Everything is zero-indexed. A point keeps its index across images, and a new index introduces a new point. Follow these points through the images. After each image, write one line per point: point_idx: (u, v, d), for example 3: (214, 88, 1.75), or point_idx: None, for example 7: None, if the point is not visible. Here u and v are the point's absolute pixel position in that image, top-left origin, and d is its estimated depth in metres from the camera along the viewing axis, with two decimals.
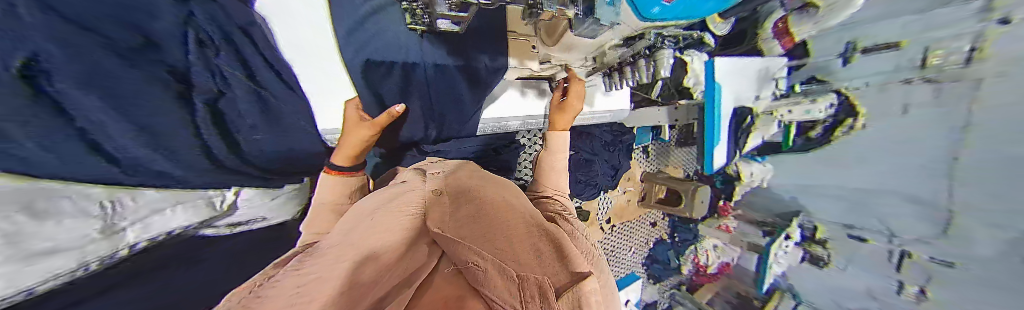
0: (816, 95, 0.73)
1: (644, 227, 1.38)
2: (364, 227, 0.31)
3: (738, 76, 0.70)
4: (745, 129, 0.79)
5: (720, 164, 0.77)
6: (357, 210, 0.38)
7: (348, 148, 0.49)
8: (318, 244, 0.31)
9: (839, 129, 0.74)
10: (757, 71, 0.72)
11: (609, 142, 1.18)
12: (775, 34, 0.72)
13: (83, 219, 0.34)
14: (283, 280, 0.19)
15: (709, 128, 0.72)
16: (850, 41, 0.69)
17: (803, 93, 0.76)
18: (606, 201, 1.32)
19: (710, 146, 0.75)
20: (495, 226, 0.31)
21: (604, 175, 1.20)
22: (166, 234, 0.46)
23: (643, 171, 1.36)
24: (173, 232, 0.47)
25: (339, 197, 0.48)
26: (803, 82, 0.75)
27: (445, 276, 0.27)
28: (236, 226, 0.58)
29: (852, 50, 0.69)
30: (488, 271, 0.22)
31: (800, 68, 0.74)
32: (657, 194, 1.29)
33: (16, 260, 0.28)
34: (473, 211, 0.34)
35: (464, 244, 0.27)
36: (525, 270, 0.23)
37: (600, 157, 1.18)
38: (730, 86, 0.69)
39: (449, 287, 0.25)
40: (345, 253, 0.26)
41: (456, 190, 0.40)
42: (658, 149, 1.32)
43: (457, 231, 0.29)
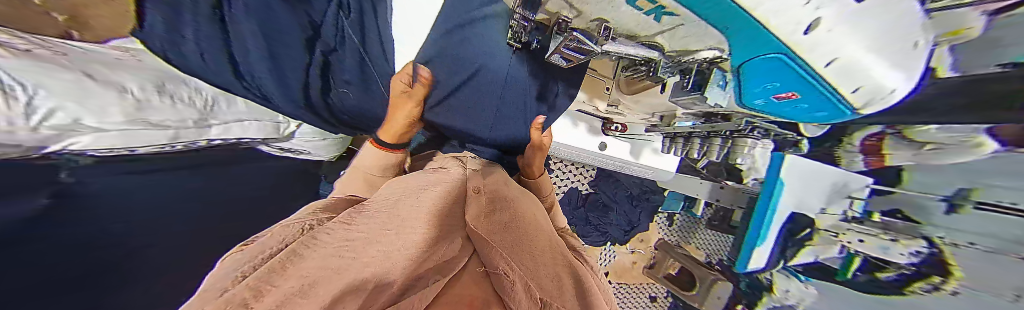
0: (900, 235, 0.56)
1: (642, 298, 1.26)
2: (409, 205, 0.33)
3: (808, 182, 0.61)
4: (796, 240, 0.69)
5: (756, 267, 0.69)
6: (402, 187, 0.40)
7: (393, 127, 0.52)
8: (365, 209, 0.34)
9: (920, 285, 0.52)
10: (830, 183, 0.61)
11: (635, 196, 1.12)
12: (864, 152, 0.64)
13: (187, 107, 0.41)
14: (311, 264, 0.19)
15: (756, 226, 0.65)
16: (966, 185, 0.44)
17: (883, 225, 0.59)
18: (611, 253, 1.24)
19: (751, 245, 0.66)
20: (524, 245, 0.32)
21: (617, 226, 1.13)
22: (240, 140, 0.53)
23: (660, 237, 1.26)
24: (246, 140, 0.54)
25: (374, 168, 0.48)
26: (896, 214, 0.56)
27: (472, 274, 0.23)
28: (285, 150, 0.65)
29: (966, 197, 0.44)
30: (517, 284, 0.21)
31: (892, 197, 0.57)
32: (668, 268, 1.20)
33: (135, 123, 0.35)
34: (503, 222, 0.35)
35: (495, 250, 0.27)
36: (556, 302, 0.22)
37: (620, 207, 1.11)
38: (795, 189, 0.62)
39: (474, 287, 0.20)
40: (391, 231, 0.27)
41: (491, 195, 0.42)
42: (685, 220, 1.23)
43: (491, 235, 0.30)
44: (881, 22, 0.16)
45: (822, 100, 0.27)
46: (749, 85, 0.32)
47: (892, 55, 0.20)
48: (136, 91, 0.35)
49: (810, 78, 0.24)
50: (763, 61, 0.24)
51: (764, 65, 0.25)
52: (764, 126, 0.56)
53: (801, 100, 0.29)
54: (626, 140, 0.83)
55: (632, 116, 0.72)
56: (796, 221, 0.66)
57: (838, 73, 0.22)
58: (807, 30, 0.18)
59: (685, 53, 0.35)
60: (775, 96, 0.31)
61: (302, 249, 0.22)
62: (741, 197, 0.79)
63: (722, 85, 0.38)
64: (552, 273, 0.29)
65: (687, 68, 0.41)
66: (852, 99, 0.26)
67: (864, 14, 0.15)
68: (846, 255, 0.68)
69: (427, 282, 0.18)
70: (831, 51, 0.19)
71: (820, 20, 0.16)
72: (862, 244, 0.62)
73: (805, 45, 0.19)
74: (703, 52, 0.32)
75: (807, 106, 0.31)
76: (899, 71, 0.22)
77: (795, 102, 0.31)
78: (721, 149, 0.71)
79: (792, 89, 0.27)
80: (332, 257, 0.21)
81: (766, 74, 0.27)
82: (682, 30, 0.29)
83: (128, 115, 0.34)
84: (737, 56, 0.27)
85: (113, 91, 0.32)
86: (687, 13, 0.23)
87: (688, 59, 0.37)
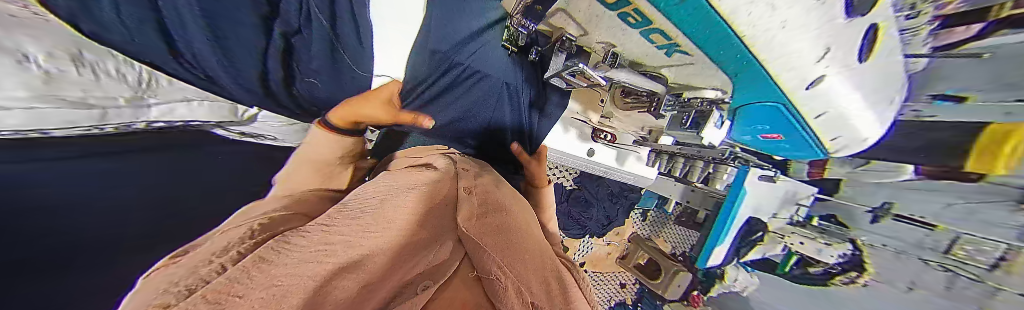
0: (833, 238, 0.65)
1: (612, 285, 1.37)
2: (395, 206, 0.31)
3: (766, 192, 0.67)
4: (749, 240, 0.77)
5: (714, 263, 0.78)
6: (389, 186, 0.38)
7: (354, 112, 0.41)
8: (345, 209, 0.31)
9: (838, 278, 0.68)
10: (782, 194, 0.67)
11: (614, 193, 1.18)
12: (810, 163, 0.64)
13: (113, 81, 0.36)
14: (282, 267, 0.15)
15: (719, 229, 0.71)
16: (889, 200, 0.56)
17: (820, 229, 0.68)
18: (588, 245, 1.31)
19: (711, 244, 0.73)
20: (515, 249, 0.31)
21: (596, 221, 1.18)
22: (184, 123, 0.48)
23: (633, 231, 1.33)
24: (191, 124, 0.49)
25: (328, 159, 0.41)
26: (830, 219, 0.68)
27: (463, 277, 0.22)
28: (245, 135, 0.61)
29: (888, 210, 0.57)
30: (509, 289, 0.20)
31: (826, 203, 0.67)
32: (637, 258, 1.28)
33: (45, 100, 0.30)
34: (496, 224, 0.35)
35: (488, 254, 0.26)
36: (544, 305, 0.22)
37: (600, 203, 1.17)
38: (754, 198, 0.67)
39: (467, 291, 0.20)
40: (374, 233, 0.25)
41: (482, 196, 0.42)
42: (656, 216, 1.30)
43: (483, 237, 0.29)
44: (861, 80, 0.23)
45: (806, 142, 0.34)
46: (744, 124, 0.38)
47: (864, 110, 0.27)
48: (42, 60, 0.29)
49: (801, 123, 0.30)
50: (760, 107, 0.30)
51: (758, 110, 0.32)
52: (742, 156, 0.67)
53: (785, 140, 0.36)
54: (613, 148, 0.83)
55: (624, 128, 0.73)
56: (754, 223, 0.73)
57: (825, 122, 0.28)
58: (812, 85, 0.23)
59: (688, 89, 0.37)
60: (764, 135, 0.38)
61: (270, 252, 0.18)
62: (708, 202, 0.83)
63: (719, 124, 0.36)
64: (541, 277, 0.29)
65: (688, 109, 0.40)
66: (830, 145, 0.34)
67: (849, 74, 0.21)
68: (787, 252, 0.79)
69: (415, 289, 0.17)
70: (823, 103, 0.25)
71: (823, 75, 0.21)
72: (801, 246, 0.69)
73: (804, 97, 0.25)
74: (709, 91, 0.35)
75: (789, 146, 0.38)
76: (868, 125, 0.30)
77: (779, 142, 0.38)
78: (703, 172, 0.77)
79: (778, 132, 0.34)
80: (306, 262, 0.17)
81: (760, 119, 0.34)
82: (692, 68, 0.31)
83: (36, 90, 0.29)
84: (737, 101, 0.33)
85: (7, 59, 0.26)
86: (698, 53, 0.26)
87: (690, 97, 0.38)
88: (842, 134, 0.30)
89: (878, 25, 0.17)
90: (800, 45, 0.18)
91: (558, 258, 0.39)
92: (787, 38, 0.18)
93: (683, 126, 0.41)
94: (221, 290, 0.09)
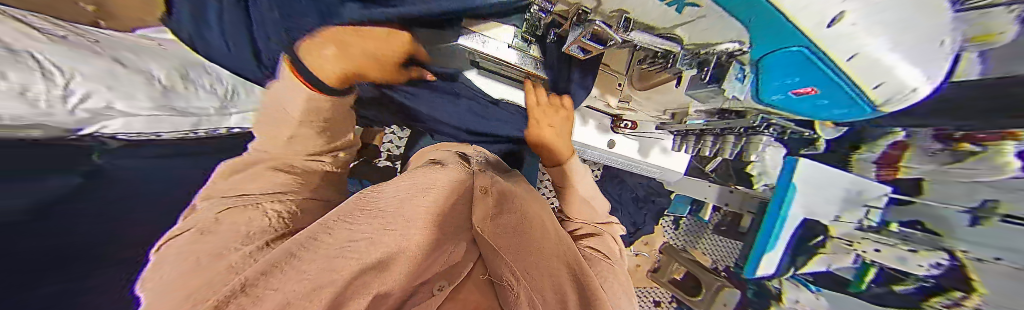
0: (919, 245, 0.50)
1: (644, 302, 1.23)
2: (419, 189, 0.32)
3: (818, 186, 0.57)
4: (807, 246, 0.65)
5: (764, 273, 0.68)
6: (404, 184, 0.38)
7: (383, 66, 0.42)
8: (373, 201, 0.33)
9: (938, 300, 0.49)
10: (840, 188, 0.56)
11: (640, 197, 1.11)
12: (878, 162, 0.55)
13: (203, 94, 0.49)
14: (312, 265, 0.18)
15: (766, 231, 0.63)
16: (994, 197, 0.38)
17: (902, 236, 0.53)
18: None
19: (760, 250, 0.64)
20: (530, 251, 0.32)
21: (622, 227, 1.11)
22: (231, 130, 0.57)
23: (666, 241, 1.24)
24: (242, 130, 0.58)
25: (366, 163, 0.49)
26: (914, 225, 0.51)
27: (476, 281, 0.30)
28: None
29: (991, 210, 0.39)
30: (520, 298, 0.25)
31: (916, 208, 0.50)
32: (671, 272, 1.17)
33: (162, 109, 0.42)
34: (511, 224, 0.34)
35: (501, 259, 0.29)
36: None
37: (624, 208, 1.10)
38: (807, 195, 0.58)
39: (478, 296, 0.28)
40: (394, 229, 0.24)
41: (499, 194, 0.39)
42: (690, 224, 1.20)
43: (499, 238, 0.30)
44: (908, 23, 0.17)
45: (844, 93, 0.29)
46: (769, 80, 0.33)
47: (918, 51, 0.21)
48: (161, 79, 0.42)
49: (830, 70, 0.25)
50: (786, 54, 0.26)
51: (785, 57, 0.26)
52: (779, 123, 0.54)
53: (821, 95, 0.31)
54: (635, 138, 0.80)
55: (645, 112, 0.71)
56: (810, 226, 0.62)
57: (858, 67, 0.23)
58: (831, 23, 0.19)
59: (705, 47, 0.33)
60: (795, 91, 0.33)
61: (297, 253, 0.20)
62: (750, 203, 0.76)
63: (741, 79, 0.35)
64: (552, 275, 0.31)
65: (706, 61, 0.36)
66: (872, 94, 0.28)
67: (884, 13, 0.17)
68: (860, 265, 0.63)
69: (433, 291, 0.25)
70: (851, 46, 0.21)
71: (845, 13, 0.17)
72: (879, 254, 0.56)
73: (829, 38, 0.21)
74: (726, 45, 0.31)
75: (827, 101, 0.32)
76: (924, 64, 0.23)
77: (816, 98, 0.33)
78: (734, 147, 0.67)
79: (811, 84, 0.29)
80: (334, 258, 0.19)
81: (789, 70, 0.29)
82: (705, 23, 0.28)
83: (156, 101, 0.41)
84: (762, 48, 0.27)
85: (140, 78, 0.39)
86: (712, 4, 0.23)
87: (710, 54, 0.34)
88: (883, 78, 0.25)
89: None
90: None
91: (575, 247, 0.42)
92: None
93: (704, 82, 0.39)
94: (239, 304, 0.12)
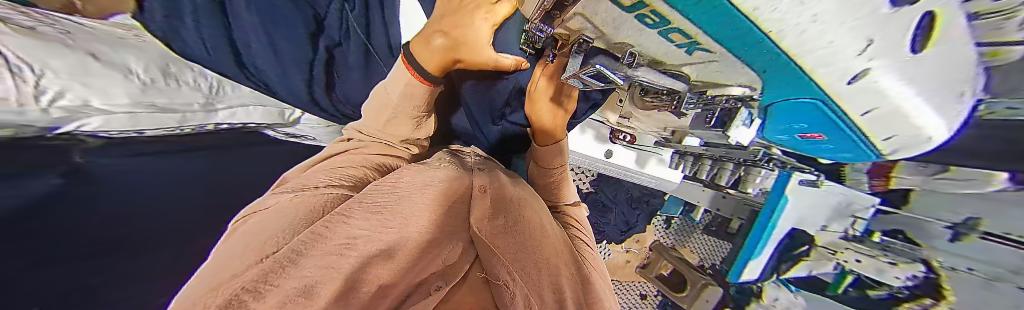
0: (898, 257, 0.50)
1: (632, 296, 1.27)
2: (412, 198, 0.31)
3: (809, 202, 0.57)
4: (790, 253, 0.66)
5: (747, 278, 0.71)
6: (409, 170, 0.37)
7: None
8: (372, 184, 0.34)
9: (909, 305, 0.50)
10: (831, 207, 0.56)
11: (635, 198, 1.12)
12: (869, 170, 0.48)
13: (189, 90, 0.48)
14: (313, 264, 0.20)
15: (752, 244, 0.65)
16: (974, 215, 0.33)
17: (883, 246, 0.52)
18: (606, 251, 1.29)
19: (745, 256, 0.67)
20: (524, 252, 0.33)
21: (615, 226, 1.14)
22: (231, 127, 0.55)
23: (654, 237, 1.29)
24: (220, 126, 0.53)
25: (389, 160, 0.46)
26: (898, 235, 0.50)
27: (471, 284, 0.28)
28: (291, 136, 0.66)
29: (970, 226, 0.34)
30: (515, 297, 0.26)
31: (894, 218, 0.49)
32: (660, 269, 1.19)
33: (141, 106, 0.42)
34: (506, 225, 0.34)
35: (497, 259, 0.29)
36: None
37: (619, 208, 1.12)
38: (796, 211, 0.59)
39: (474, 299, 0.27)
40: (392, 229, 0.27)
41: (496, 193, 0.39)
42: (681, 224, 1.24)
43: (495, 240, 0.31)
44: (933, 77, 0.15)
45: (853, 143, 0.26)
46: (774, 122, 0.31)
47: (940, 106, 0.18)
48: (143, 72, 0.42)
49: (840, 121, 0.22)
50: (793, 102, 0.23)
51: (794, 105, 0.23)
52: (776, 157, 0.52)
53: (829, 140, 0.28)
54: (633, 150, 0.82)
55: (644, 129, 0.70)
56: (795, 236, 0.63)
57: (872, 119, 0.20)
58: (852, 79, 0.15)
59: (712, 87, 0.30)
60: (801, 134, 0.30)
61: (301, 248, 0.22)
62: (743, 211, 0.76)
63: (748, 124, 0.32)
64: (547, 279, 0.32)
65: (713, 106, 0.34)
66: (880, 144, 0.25)
67: (920, 67, 0.13)
68: (839, 271, 0.63)
69: (429, 290, 0.24)
70: (874, 102, 0.17)
71: (869, 70, 0.14)
72: (858, 264, 0.56)
73: (844, 91, 0.17)
74: (736, 89, 0.28)
75: (833, 147, 0.30)
76: (943, 122, 0.20)
77: (820, 142, 0.30)
78: (732, 174, 0.71)
79: (819, 132, 0.27)
80: (331, 256, 0.22)
81: (795, 115, 0.26)
82: (715, 66, 0.24)
83: (134, 98, 0.41)
84: (771, 95, 0.24)
85: (117, 72, 0.40)
86: (723, 52, 0.19)
87: (716, 95, 0.31)
88: (901, 131, 0.21)
89: (932, 20, 0.10)
90: (824, 44, 0.12)
91: (566, 244, 0.42)
92: (809, 38, 0.12)
93: (710, 124, 0.39)
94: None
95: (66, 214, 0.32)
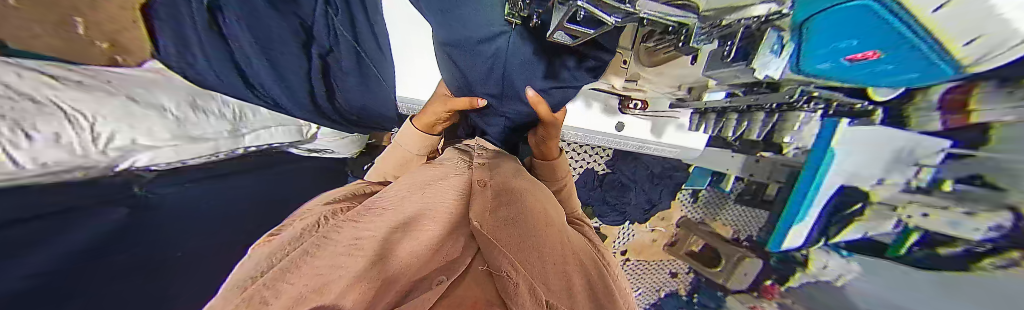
0: (975, 206, 0.42)
1: (660, 275, 1.22)
2: (414, 200, 0.31)
3: (863, 149, 0.50)
4: (841, 215, 0.61)
5: (790, 246, 0.65)
6: (410, 180, 0.38)
7: None
8: (379, 195, 0.35)
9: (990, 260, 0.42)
10: (891, 153, 0.48)
11: (655, 174, 1.06)
12: (940, 108, 0.42)
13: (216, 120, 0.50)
14: (321, 262, 0.18)
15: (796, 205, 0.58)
16: None
17: (958, 196, 0.44)
18: (629, 231, 1.19)
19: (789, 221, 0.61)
20: (532, 242, 0.27)
21: (637, 205, 1.09)
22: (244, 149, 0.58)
23: (682, 214, 1.16)
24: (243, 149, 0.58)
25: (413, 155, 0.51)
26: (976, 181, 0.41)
27: (474, 274, 0.22)
28: (311, 151, 0.75)
29: None
30: (521, 287, 0.18)
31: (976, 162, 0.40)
32: (689, 245, 1.14)
33: (180, 138, 0.44)
34: (509, 216, 0.30)
35: (499, 249, 0.23)
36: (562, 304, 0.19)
37: (639, 185, 1.06)
38: (847, 161, 0.52)
39: (476, 290, 0.19)
40: (397, 227, 0.25)
41: (498, 186, 0.37)
42: (710, 196, 1.10)
43: (495, 231, 0.26)
44: None
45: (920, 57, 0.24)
46: (814, 46, 0.29)
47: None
48: (175, 109, 0.44)
49: (901, 29, 0.21)
50: (838, 11, 0.22)
51: (842, 16, 0.22)
52: (822, 97, 0.45)
53: (886, 58, 0.26)
54: (647, 118, 0.78)
55: (655, 90, 0.68)
56: (848, 193, 0.57)
57: (951, 15, 0.18)
58: None
59: (728, 12, 0.29)
60: (849, 56, 0.28)
61: (313, 249, 0.21)
62: (782, 173, 0.70)
63: (779, 53, 0.33)
64: (560, 272, 0.25)
65: (730, 33, 0.34)
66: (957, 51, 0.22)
67: None
68: (902, 229, 0.56)
69: (429, 285, 0.17)
70: None
71: None
72: (924, 219, 0.50)
73: None
74: (760, 7, 0.26)
75: (891, 67, 0.28)
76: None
77: (876, 64, 0.28)
78: (765, 126, 0.62)
79: (873, 47, 0.25)
80: (341, 256, 0.19)
81: (845, 32, 0.24)
82: None
83: (175, 134, 0.43)
84: (811, 6, 0.23)
85: (154, 111, 0.41)
86: None
87: (732, 22, 0.30)
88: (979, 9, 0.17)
89: None
90: None
91: (576, 235, 0.39)
92: None
93: (730, 60, 0.39)
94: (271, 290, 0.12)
95: (119, 239, 0.34)
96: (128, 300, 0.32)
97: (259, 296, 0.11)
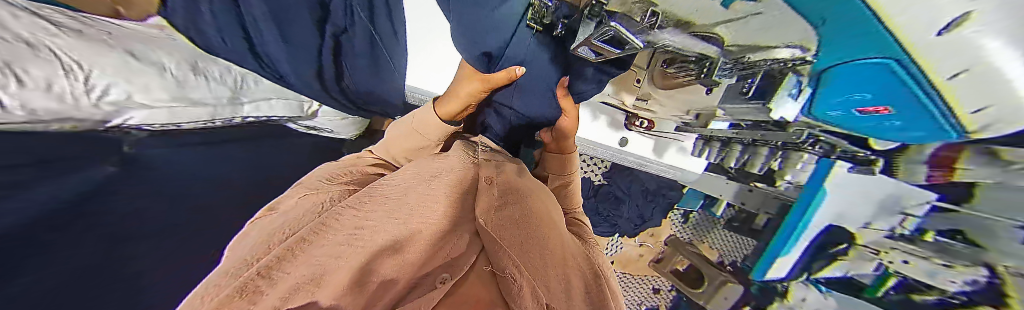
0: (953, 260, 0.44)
1: (645, 289, 1.18)
2: (418, 190, 0.31)
3: (856, 193, 0.50)
4: (826, 253, 0.61)
5: (774, 276, 0.66)
6: (416, 169, 0.37)
7: None
8: (384, 181, 0.35)
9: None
10: (881, 200, 0.48)
11: (650, 190, 1.08)
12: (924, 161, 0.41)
13: (217, 85, 0.49)
14: (320, 251, 0.18)
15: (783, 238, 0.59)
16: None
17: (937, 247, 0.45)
18: (618, 244, 1.20)
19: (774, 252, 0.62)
20: (536, 246, 0.28)
21: (629, 219, 1.09)
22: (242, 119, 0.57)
23: (671, 232, 1.17)
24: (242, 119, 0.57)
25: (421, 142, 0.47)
26: (954, 235, 0.43)
27: (478, 274, 0.22)
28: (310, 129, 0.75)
29: None
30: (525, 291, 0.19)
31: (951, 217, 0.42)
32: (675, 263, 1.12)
33: (179, 100, 0.44)
34: (516, 216, 0.30)
35: (503, 249, 0.24)
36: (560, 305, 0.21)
37: (632, 199, 1.08)
38: (839, 204, 0.53)
39: (481, 290, 0.20)
40: (398, 219, 0.25)
41: (504, 184, 0.37)
42: (700, 219, 1.13)
43: (501, 231, 0.26)
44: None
45: (926, 117, 0.25)
46: (828, 93, 0.32)
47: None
48: (176, 70, 0.43)
49: (915, 83, 0.21)
50: (865, 63, 0.23)
51: (865, 68, 0.23)
52: (824, 138, 0.47)
53: (895, 115, 0.28)
54: (651, 137, 0.79)
55: (664, 112, 0.70)
56: (834, 234, 0.57)
57: (970, 82, 0.19)
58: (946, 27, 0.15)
59: (754, 50, 0.31)
60: (861, 108, 0.30)
61: (310, 236, 0.21)
62: (772, 205, 0.70)
63: (794, 95, 0.37)
64: (558, 277, 0.26)
65: (753, 71, 0.38)
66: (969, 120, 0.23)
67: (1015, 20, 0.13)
68: (882, 272, 0.58)
69: (433, 283, 0.18)
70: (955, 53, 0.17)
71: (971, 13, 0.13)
72: (906, 266, 0.51)
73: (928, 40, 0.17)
74: (783, 50, 0.28)
75: (900, 124, 0.29)
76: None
77: (885, 118, 0.30)
78: (770, 159, 0.65)
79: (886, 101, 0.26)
80: (340, 246, 0.20)
81: (866, 80, 0.25)
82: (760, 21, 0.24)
83: (173, 93, 0.43)
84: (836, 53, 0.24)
85: (153, 69, 0.40)
86: None
87: (760, 59, 0.33)
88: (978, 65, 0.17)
89: None
90: None
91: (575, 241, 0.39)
92: None
93: (750, 97, 0.46)
94: (264, 281, 0.13)
95: (119, 194, 0.35)
96: (114, 257, 0.32)
97: (248, 285, 0.12)
